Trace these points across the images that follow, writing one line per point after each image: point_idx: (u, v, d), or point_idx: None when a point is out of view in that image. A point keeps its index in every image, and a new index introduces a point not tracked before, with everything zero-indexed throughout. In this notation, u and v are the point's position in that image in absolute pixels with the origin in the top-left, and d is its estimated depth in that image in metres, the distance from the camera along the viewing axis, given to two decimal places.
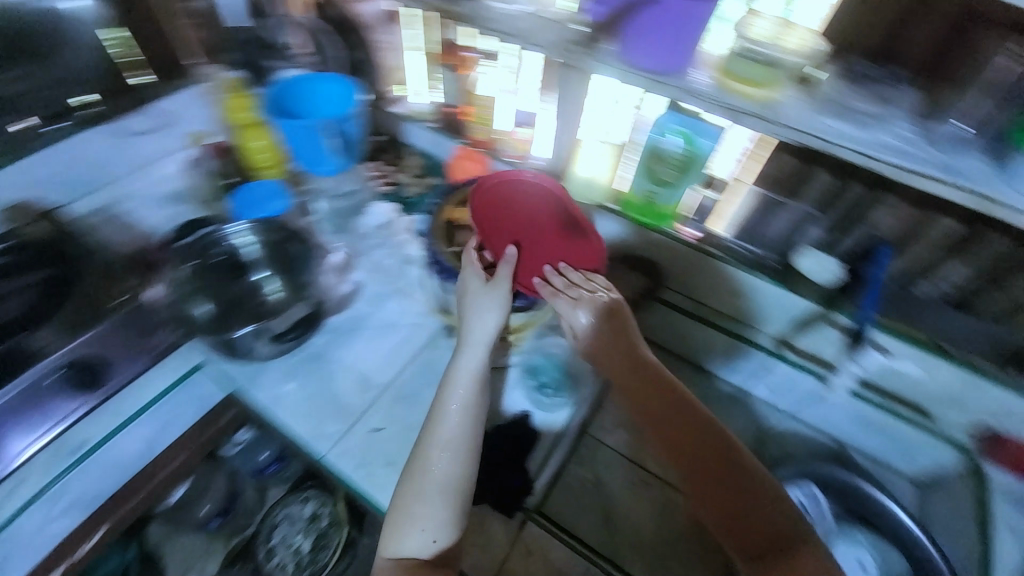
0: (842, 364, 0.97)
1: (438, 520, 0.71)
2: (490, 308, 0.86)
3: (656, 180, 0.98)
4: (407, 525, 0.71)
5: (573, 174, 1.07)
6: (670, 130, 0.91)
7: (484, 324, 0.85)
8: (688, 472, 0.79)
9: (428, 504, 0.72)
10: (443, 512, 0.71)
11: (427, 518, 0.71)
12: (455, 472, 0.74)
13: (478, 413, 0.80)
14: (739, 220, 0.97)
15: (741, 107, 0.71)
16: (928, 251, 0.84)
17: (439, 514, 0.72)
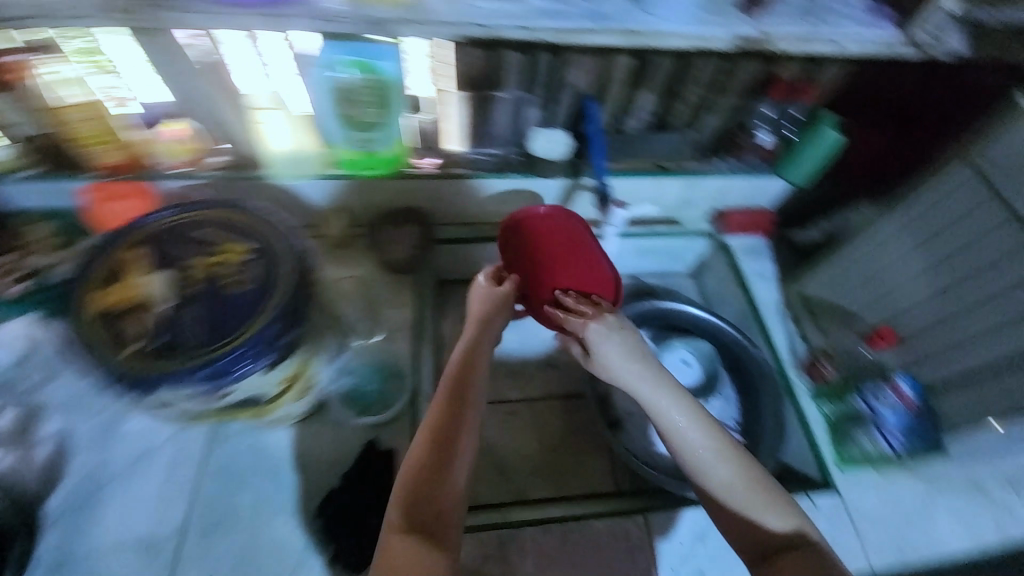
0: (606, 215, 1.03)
1: (424, 528, 0.55)
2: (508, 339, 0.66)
3: (363, 126, 0.84)
4: (393, 539, 0.53)
5: (271, 155, 0.88)
6: (340, 63, 0.74)
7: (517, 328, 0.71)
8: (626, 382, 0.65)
9: (415, 512, 0.55)
10: (431, 510, 0.56)
11: (418, 520, 0.55)
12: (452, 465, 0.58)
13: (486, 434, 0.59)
14: (466, 129, 0.94)
15: (377, 16, 0.63)
16: (620, 90, 0.91)
17: (433, 506, 0.56)
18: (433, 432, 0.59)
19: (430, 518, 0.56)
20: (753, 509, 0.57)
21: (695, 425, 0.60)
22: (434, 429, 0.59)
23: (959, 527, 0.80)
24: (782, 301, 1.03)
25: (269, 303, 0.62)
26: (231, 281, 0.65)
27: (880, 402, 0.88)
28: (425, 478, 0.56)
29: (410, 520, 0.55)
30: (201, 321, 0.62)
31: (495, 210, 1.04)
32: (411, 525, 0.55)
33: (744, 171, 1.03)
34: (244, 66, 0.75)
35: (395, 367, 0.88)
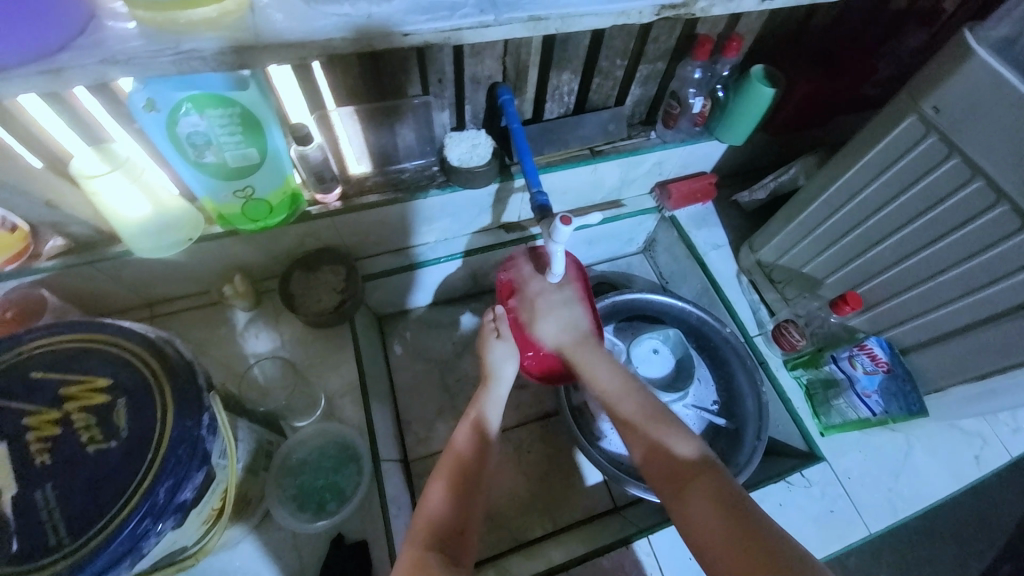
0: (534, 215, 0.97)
1: (446, 549, 0.57)
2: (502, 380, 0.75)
3: (240, 176, 0.68)
4: (416, 555, 0.56)
5: (126, 233, 0.70)
6: (177, 104, 0.58)
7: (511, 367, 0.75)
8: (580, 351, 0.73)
9: (439, 532, 0.59)
10: (457, 533, 0.60)
11: (444, 548, 0.58)
12: (470, 503, 0.63)
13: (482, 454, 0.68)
14: (366, 149, 0.80)
15: (198, 49, 0.48)
16: (537, 75, 0.80)
17: (456, 527, 0.61)
18: (450, 476, 0.64)
19: (452, 543, 0.59)
20: (665, 433, 0.61)
21: (608, 376, 0.70)
22: (452, 471, 0.65)
23: (936, 466, 0.84)
24: (738, 268, 0.99)
25: (155, 456, 0.45)
26: (90, 436, 0.46)
27: (854, 366, 0.80)
28: (457, 507, 0.62)
29: (433, 541, 0.58)
30: (58, 507, 0.44)
31: (423, 230, 0.92)
32: (436, 546, 0.57)
33: (682, 141, 0.93)
34: (68, 129, 0.62)
35: (348, 444, 0.76)
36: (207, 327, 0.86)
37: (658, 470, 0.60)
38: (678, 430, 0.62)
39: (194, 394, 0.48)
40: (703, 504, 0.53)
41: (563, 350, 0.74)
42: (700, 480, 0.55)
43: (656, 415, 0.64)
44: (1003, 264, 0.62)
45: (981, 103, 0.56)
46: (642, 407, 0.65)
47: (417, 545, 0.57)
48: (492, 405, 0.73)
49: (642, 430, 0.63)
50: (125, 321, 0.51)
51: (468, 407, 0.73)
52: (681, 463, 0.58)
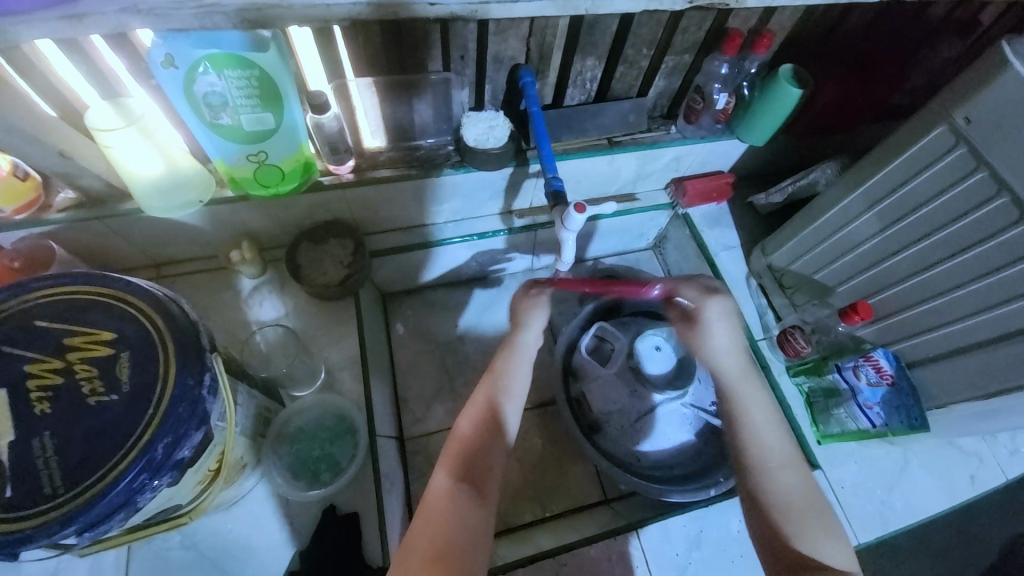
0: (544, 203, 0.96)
1: (473, 485, 0.60)
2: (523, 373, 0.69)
3: (255, 142, 0.68)
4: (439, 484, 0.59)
5: (135, 190, 0.70)
6: (196, 61, 0.57)
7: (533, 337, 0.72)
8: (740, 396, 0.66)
9: (466, 471, 0.61)
10: (484, 472, 0.61)
11: (468, 476, 0.60)
12: (479, 465, 0.62)
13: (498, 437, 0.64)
14: (382, 123, 0.79)
15: (220, 4, 0.48)
16: (560, 59, 0.79)
17: (484, 466, 0.62)
18: (455, 461, 0.61)
19: (478, 478, 0.61)
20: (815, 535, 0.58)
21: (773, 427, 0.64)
22: (455, 449, 0.62)
23: (931, 483, 0.84)
24: (749, 271, 0.98)
25: (155, 410, 0.45)
26: (92, 387, 0.46)
27: (858, 377, 0.79)
28: (463, 470, 0.61)
29: (463, 475, 0.60)
30: (56, 455, 0.44)
31: (434, 209, 0.91)
32: (464, 481, 0.60)
33: (703, 138, 0.92)
34: (83, 79, 0.61)
35: (345, 416, 0.76)
36: (212, 292, 0.86)
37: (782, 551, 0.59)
38: (832, 534, 0.59)
39: (197, 353, 0.48)
40: None
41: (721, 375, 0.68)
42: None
43: (818, 508, 0.60)
44: (1020, 284, 0.61)
45: (1015, 116, 0.54)
46: (800, 485, 0.62)
47: (445, 475, 0.60)
48: (511, 397, 0.67)
49: (792, 511, 0.60)
50: (130, 276, 0.51)
51: (475, 390, 0.67)
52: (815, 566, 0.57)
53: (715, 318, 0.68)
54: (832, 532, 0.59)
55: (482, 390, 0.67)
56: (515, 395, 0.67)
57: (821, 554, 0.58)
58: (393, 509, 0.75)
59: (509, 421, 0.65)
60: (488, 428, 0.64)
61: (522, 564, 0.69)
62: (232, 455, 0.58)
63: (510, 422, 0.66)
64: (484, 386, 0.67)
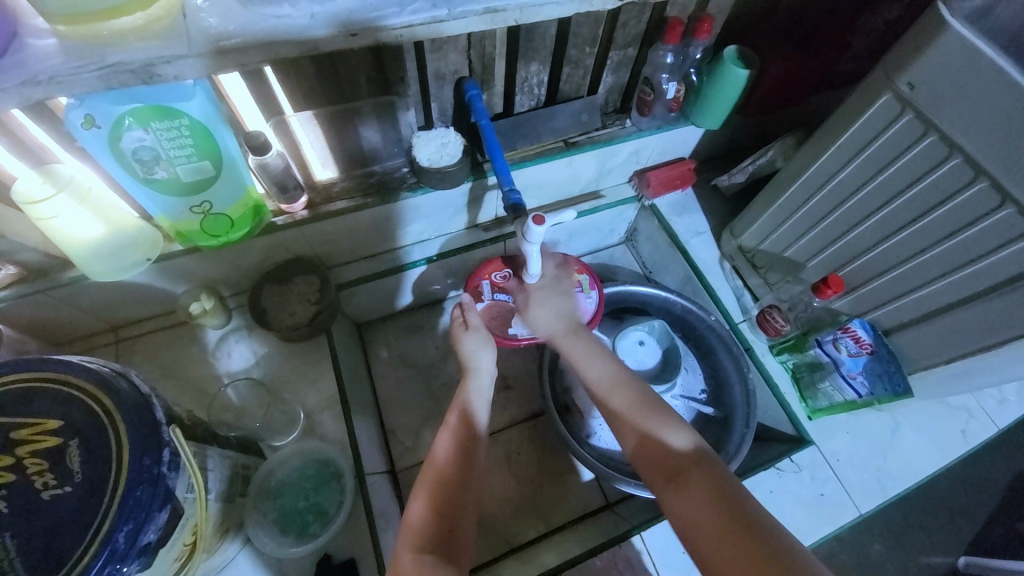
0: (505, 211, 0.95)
1: (440, 547, 0.57)
2: (478, 402, 0.73)
3: (196, 193, 0.65)
4: (407, 560, 0.55)
5: (76, 257, 0.66)
6: (120, 117, 0.55)
7: (489, 364, 0.76)
8: (586, 342, 0.73)
9: (427, 535, 0.58)
10: (449, 537, 0.59)
11: (438, 539, 0.58)
12: (453, 510, 0.61)
13: (471, 453, 0.67)
14: (331, 154, 0.77)
15: (126, 62, 0.45)
16: (504, 67, 0.77)
17: (459, 498, 0.63)
18: (433, 493, 0.62)
19: (446, 544, 0.58)
20: (661, 428, 0.61)
21: (600, 359, 0.71)
22: (432, 489, 0.63)
23: (924, 442, 0.85)
24: (721, 255, 0.98)
25: (112, 498, 0.43)
26: (44, 481, 0.44)
27: (839, 349, 0.80)
28: (442, 514, 0.61)
29: (440, 512, 0.61)
30: (15, 559, 0.41)
31: (399, 233, 0.89)
32: (428, 545, 0.57)
33: (658, 128, 0.91)
34: (4, 151, 0.58)
35: (329, 462, 0.74)
36: (177, 349, 0.83)
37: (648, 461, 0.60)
38: (673, 423, 0.61)
39: (153, 429, 0.45)
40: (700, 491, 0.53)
41: (552, 337, 0.76)
42: (695, 474, 0.55)
43: (652, 405, 0.64)
44: (981, 243, 0.61)
45: (955, 79, 0.54)
46: (638, 399, 0.65)
47: (406, 552, 0.56)
48: (477, 396, 0.73)
49: (634, 422, 0.63)
50: (73, 357, 0.48)
51: (449, 409, 0.71)
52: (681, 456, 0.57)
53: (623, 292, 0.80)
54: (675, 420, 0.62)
55: (453, 413, 0.71)
56: (483, 403, 0.73)
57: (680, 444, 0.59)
58: None
59: (480, 426, 0.70)
60: (466, 450, 0.67)
61: None
62: (209, 524, 0.55)
63: (480, 425, 0.71)
64: (456, 406, 0.72)
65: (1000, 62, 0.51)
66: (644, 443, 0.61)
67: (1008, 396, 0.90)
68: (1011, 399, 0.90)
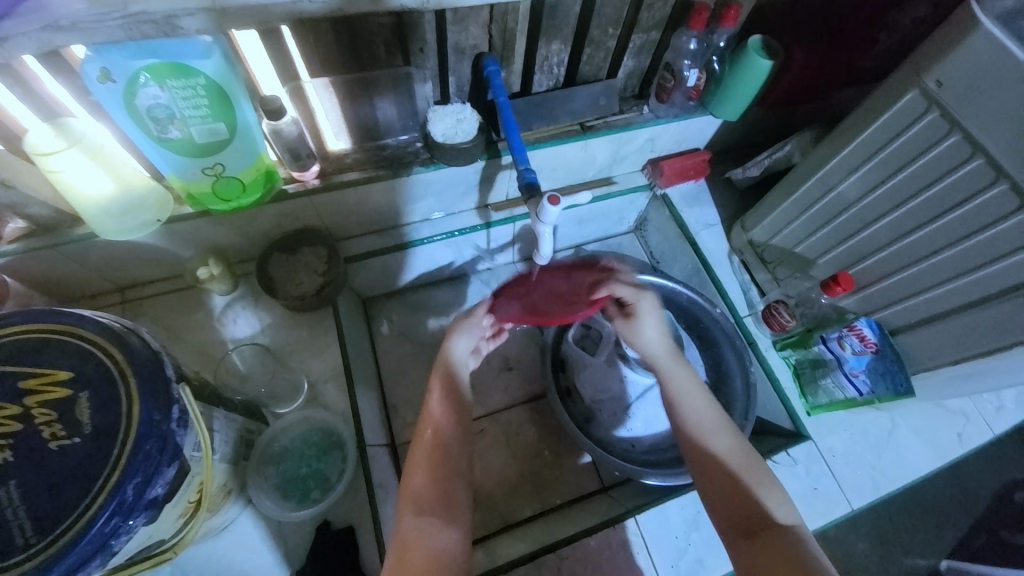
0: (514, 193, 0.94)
1: (439, 510, 0.59)
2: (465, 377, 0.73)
3: (209, 154, 0.64)
4: (408, 525, 0.57)
5: (87, 214, 0.66)
6: (135, 73, 0.54)
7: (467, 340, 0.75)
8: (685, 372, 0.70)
9: (425, 501, 0.59)
10: (444, 502, 0.60)
11: (435, 501, 0.60)
12: (448, 471, 0.63)
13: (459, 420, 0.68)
14: (345, 123, 0.76)
15: (147, 12, 0.44)
16: (525, 44, 0.76)
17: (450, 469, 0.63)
18: (428, 464, 0.63)
19: (446, 505, 0.60)
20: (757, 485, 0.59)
21: (701, 395, 0.67)
22: (430, 459, 0.63)
23: (921, 444, 0.86)
24: (730, 248, 0.98)
25: (121, 451, 0.43)
26: (53, 431, 0.44)
27: (843, 347, 0.80)
28: (439, 479, 0.62)
29: (437, 483, 0.61)
30: (24, 505, 0.42)
31: (409, 208, 0.88)
32: (428, 508, 0.59)
33: (676, 116, 0.90)
34: (18, 101, 0.57)
35: (332, 432, 0.75)
36: (183, 312, 0.83)
37: (735, 517, 0.58)
38: (768, 483, 0.59)
39: (162, 386, 0.45)
40: (778, 555, 0.52)
41: (654, 358, 0.73)
42: (777, 539, 0.53)
43: (748, 457, 0.62)
44: (996, 246, 0.61)
45: (986, 78, 0.53)
46: (734, 446, 0.63)
47: (410, 514, 0.58)
48: (459, 365, 0.73)
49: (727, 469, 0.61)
50: (82, 310, 0.48)
51: (433, 376, 0.71)
52: (767, 516, 0.56)
53: (647, 310, 0.74)
54: (778, 487, 0.59)
55: (439, 375, 0.71)
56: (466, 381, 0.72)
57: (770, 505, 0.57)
58: None
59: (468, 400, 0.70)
60: (457, 415, 0.68)
61: (523, 563, 0.69)
62: (214, 483, 0.56)
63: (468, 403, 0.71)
64: (439, 371, 0.71)
65: None
66: (728, 491, 0.59)
67: (1006, 404, 0.91)
68: (1009, 406, 0.91)
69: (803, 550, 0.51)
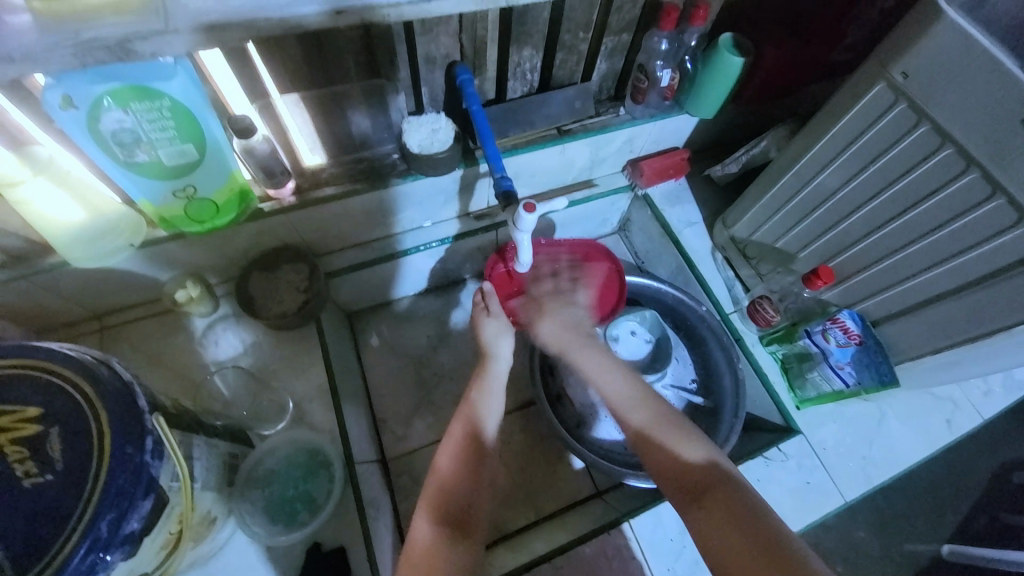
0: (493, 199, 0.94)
1: (453, 523, 0.61)
2: (493, 407, 0.71)
3: (180, 176, 0.63)
4: (422, 536, 0.59)
5: (56, 241, 0.65)
6: (96, 98, 0.53)
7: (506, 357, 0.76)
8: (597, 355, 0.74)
9: (444, 513, 0.62)
10: (463, 517, 0.62)
11: (450, 518, 0.61)
12: (467, 492, 0.64)
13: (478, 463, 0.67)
14: (319, 138, 0.76)
15: (100, 39, 0.43)
16: (497, 52, 0.76)
17: (467, 496, 0.64)
18: (432, 504, 0.62)
19: (459, 520, 0.62)
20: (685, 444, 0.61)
21: (615, 376, 0.71)
22: (433, 500, 0.63)
23: (910, 432, 0.86)
24: (713, 245, 0.98)
25: (94, 487, 0.42)
26: (25, 469, 0.43)
27: (827, 340, 0.80)
28: (443, 515, 0.61)
29: (440, 518, 0.61)
30: None
31: (390, 221, 0.88)
32: (439, 532, 0.60)
33: (652, 116, 0.90)
34: None
35: (319, 451, 0.74)
36: (163, 337, 0.82)
37: (677, 482, 0.58)
38: (695, 439, 0.62)
39: (135, 417, 0.45)
40: (722, 508, 0.53)
41: (563, 350, 0.77)
42: (716, 492, 0.55)
43: (670, 418, 0.65)
44: (971, 234, 0.61)
45: (950, 68, 0.54)
46: (654, 412, 0.65)
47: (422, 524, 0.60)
48: (488, 410, 0.71)
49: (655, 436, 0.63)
50: (51, 342, 0.47)
51: (455, 420, 0.69)
52: (701, 472, 0.58)
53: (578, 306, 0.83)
54: (701, 437, 0.62)
55: (459, 421, 0.69)
56: (492, 416, 0.71)
57: (701, 459, 0.59)
58: (382, 536, 0.73)
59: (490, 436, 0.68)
60: (472, 453, 0.67)
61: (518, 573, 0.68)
62: (197, 512, 0.55)
63: (490, 441, 0.69)
64: (463, 415, 0.70)
65: (996, 51, 0.50)
66: (665, 458, 0.60)
67: (992, 387, 0.92)
68: (995, 390, 0.91)
69: (740, 496, 0.53)
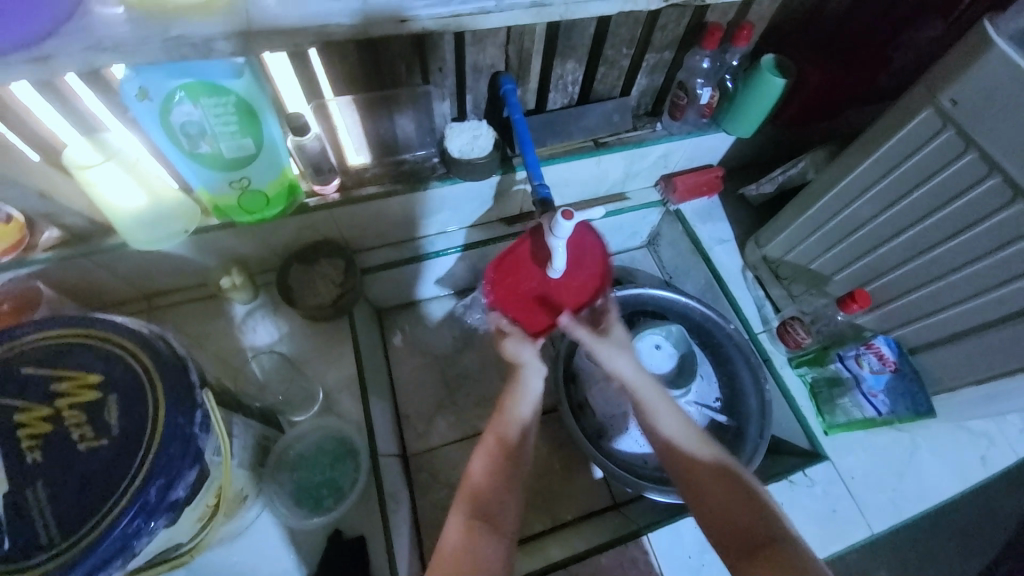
0: (528, 206, 0.96)
1: (486, 522, 0.60)
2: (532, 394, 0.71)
3: (236, 168, 0.67)
4: (455, 526, 0.59)
5: (118, 224, 0.69)
6: (169, 91, 0.56)
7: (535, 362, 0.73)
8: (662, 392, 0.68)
9: (478, 509, 0.61)
10: (494, 506, 0.61)
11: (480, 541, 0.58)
12: (501, 491, 0.63)
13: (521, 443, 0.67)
14: (365, 140, 0.79)
15: (186, 35, 0.47)
16: (540, 64, 0.78)
17: (497, 505, 0.62)
18: (486, 464, 0.64)
19: (488, 514, 0.61)
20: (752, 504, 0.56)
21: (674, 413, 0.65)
22: (489, 465, 0.64)
23: (943, 466, 0.84)
24: (744, 264, 0.97)
25: (146, 453, 0.44)
26: (81, 433, 0.45)
27: (861, 365, 0.81)
28: (489, 497, 0.62)
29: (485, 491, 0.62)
30: (50, 504, 0.43)
31: (424, 222, 0.90)
32: (474, 520, 0.59)
33: (689, 133, 0.91)
34: (59, 117, 0.60)
35: (346, 440, 0.76)
36: (205, 321, 0.85)
37: (730, 540, 0.55)
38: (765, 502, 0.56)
39: (186, 390, 0.47)
40: (781, 570, 0.49)
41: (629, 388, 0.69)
42: (777, 554, 0.51)
43: (730, 474, 0.60)
44: (1018, 264, 0.60)
45: (1002, 96, 0.53)
46: (716, 464, 0.61)
47: (454, 524, 0.59)
48: (528, 386, 0.72)
49: (712, 491, 0.59)
50: (114, 316, 0.50)
51: (506, 392, 0.71)
52: (767, 531, 0.53)
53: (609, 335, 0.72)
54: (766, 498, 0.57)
55: (491, 432, 0.68)
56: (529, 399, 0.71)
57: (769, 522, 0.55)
58: (400, 530, 0.74)
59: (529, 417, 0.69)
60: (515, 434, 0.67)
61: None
62: (231, 489, 0.57)
63: (526, 422, 0.70)
64: (511, 394, 0.71)
65: None
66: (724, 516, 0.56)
67: None
68: None
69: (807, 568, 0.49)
